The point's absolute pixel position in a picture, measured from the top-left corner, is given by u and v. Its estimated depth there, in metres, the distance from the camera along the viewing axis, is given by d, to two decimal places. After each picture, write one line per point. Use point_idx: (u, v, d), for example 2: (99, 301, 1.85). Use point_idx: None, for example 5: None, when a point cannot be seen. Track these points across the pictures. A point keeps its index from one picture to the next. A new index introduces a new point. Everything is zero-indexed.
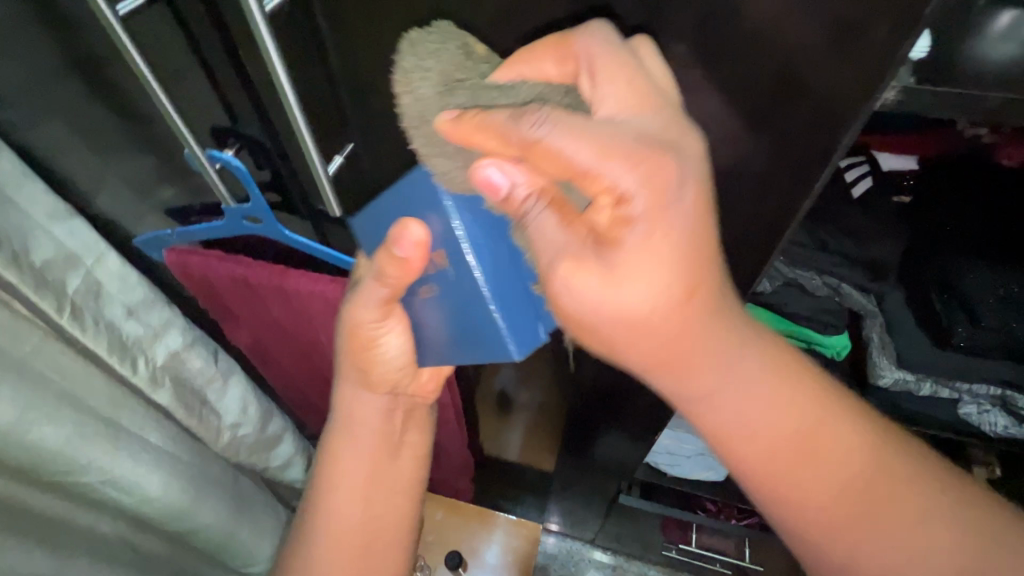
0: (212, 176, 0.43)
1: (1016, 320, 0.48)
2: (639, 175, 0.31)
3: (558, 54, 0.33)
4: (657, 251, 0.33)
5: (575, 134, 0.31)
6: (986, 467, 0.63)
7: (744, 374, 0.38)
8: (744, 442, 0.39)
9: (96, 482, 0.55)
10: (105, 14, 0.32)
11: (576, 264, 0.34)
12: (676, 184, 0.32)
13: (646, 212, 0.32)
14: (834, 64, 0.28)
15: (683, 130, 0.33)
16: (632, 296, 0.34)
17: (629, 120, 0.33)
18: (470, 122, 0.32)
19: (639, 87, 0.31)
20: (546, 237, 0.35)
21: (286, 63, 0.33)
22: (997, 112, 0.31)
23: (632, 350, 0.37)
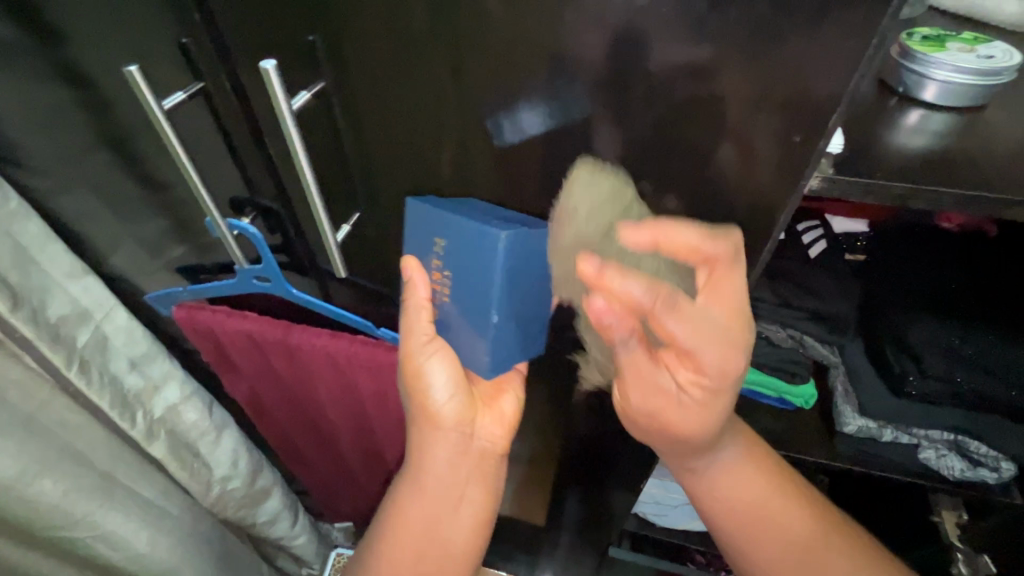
0: (229, 240, 0.47)
1: (960, 372, 0.52)
2: (715, 353, 0.43)
3: (689, 250, 0.38)
4: (706, 395, 0.46)
5: (683, 319, 0.41)
6: (954, 511, 0.66)
7: (736, 476, 0.53)
8: (731, 507, 0.54)
9: (87, 537, 0.55)
10: (151, 106, 0.37)
11: (651, 393, 0.47)
12: (737, 366, 0.44)
13: (718, 374, 0.44)
14: (775, 153, 0.34)
15: (740, 329, 0.43)
16: (685, 419, 0.48)
17: (717, 319, 0.42)
18: (609, 271, 0.39)
19: (733, 301, 0.41)
20: (630, 357, 0.46)
21: (307, 152, 0.38)
22: (903, 198, 0.37)
23: (661, 435, 0.51)
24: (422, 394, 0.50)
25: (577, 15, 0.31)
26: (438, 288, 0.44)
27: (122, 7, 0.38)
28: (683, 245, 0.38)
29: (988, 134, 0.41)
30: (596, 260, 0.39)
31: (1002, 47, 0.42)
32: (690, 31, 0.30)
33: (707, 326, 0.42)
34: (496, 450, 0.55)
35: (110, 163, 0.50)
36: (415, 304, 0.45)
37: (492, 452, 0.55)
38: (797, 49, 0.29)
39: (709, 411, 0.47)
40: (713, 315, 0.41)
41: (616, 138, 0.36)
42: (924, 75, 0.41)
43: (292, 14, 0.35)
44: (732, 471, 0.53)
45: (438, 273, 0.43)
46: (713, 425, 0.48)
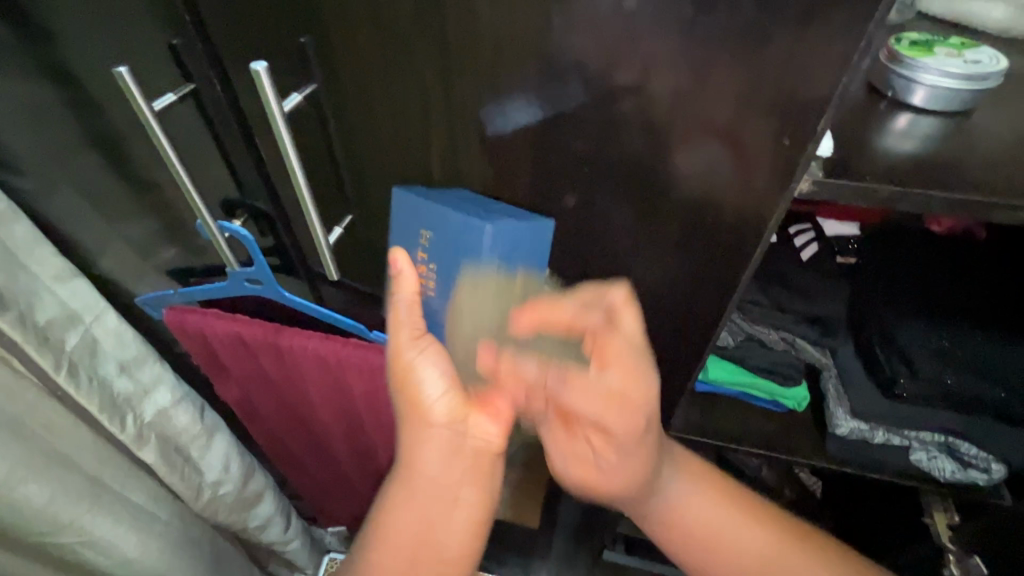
0: (220, 243, 0.47)
1: (949, 373, 0.52)
2: (616, 417, 0.48)
3: (571, 320, 0.44)
4: (626, 453, 0.50)
5: (583, 394, 0.47)
6: (945, 512, 0.65)
7: (681, 491, 0.56)
8: (670, 514, 0.56)
9: (74, 543, 0.54)
10: (141, 108, 0.37)
11: (581, 461, 0.52)
12: (648, 415, 0.49)
13: (628, 432, 0.49)
14: (766, 155, 0.34)
15: (643, 382, 0.47)
16: (614, 476, 0.52)
17: (608, 381, 0.47)
18: (502, 361, 0.45)
19: (628, 355, 0.46)
20: (556, 438, 0.52)
21: (298, 153, 0.38)
22: (891, 200, 0.37)
23: (604, 495, 0.54)
24: (411, 390, 0.48)
25: (567, 18, 0.31)
26: (428, 276, 0.43)
27: (112, 9, 0.38)
28: (563, 320, 0.44)
29: (975, 138, 0.41)
30: (492, 348, 0.45)
31: (990, 52, 0.43)
32: (679, 34, 0.30)
33: (601, 390, 0.47)
34: (494, 447, 0.51)
35: (100, 164, 0.50)
36: (404, 297, 0.43)
37: (488, 450, 0.51)
38: (785, 52, 0.29)
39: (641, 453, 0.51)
40: (610, 383, 0.46)
41: (607, 140, 0.36)
42: (913, 79, 0.41)
43: (282, 14, 0.35)
44: (680, 488, 0.56)
45: (424, 266, 0.43)
46: (638, 470, 0.52)
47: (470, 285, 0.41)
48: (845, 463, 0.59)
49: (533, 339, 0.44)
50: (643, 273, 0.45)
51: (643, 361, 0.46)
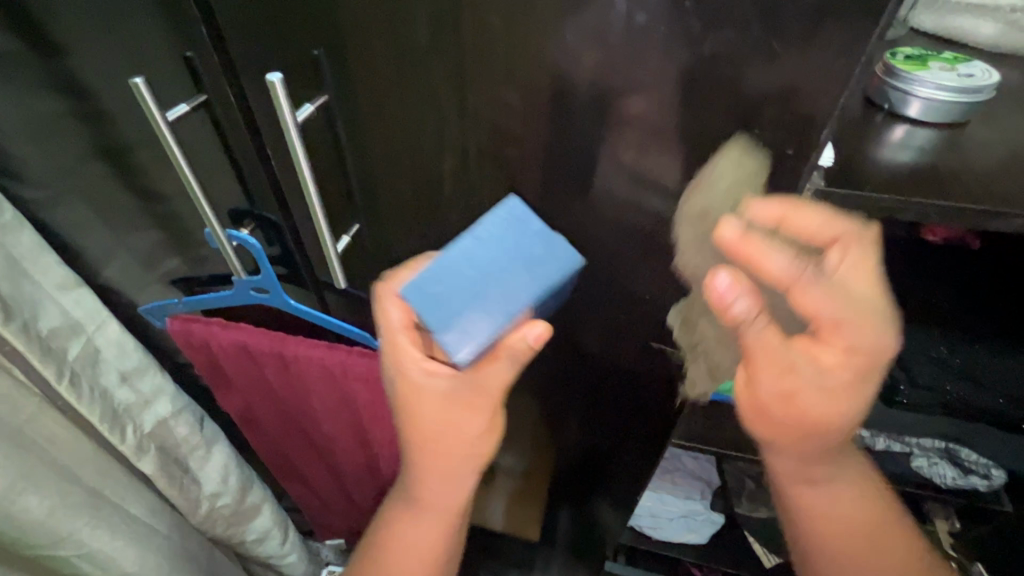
0: (228, 251, 0.47)
1: (947, 379, 0.53)
2: (861, 331, 0.37)
3: (835, 232, 0.37)
4: (855, 381, 0.39)
5: (828, 294, 0.36)
6: (947, 519, 0.68)
7: (842, 472, 0.49)
8: (821, 477, 0.48)
9: (73, 556, 0.54)
10: (155, 117, 0.37)
11: (778, 373, 0.39)
12: (887, 348, 0.38)
13: (869, 347, 0.38)
14: (770, 165, 0.35)
15: (884, 328, 0.38)
16: (819, 407, 0.40)
17: (857, 289, 0.37)
18: (747, 241, 0.34)
19: (864, 272, 0.37)
20: (760, 340, 0.39)
21: (310, 162, 0.38)
22: (892, 210, 0.38)
23: (769, 433, 0.44)
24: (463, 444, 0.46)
25: (578, 33, 0.31)
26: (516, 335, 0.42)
27: (127, 22, 0.38)
28: (806, 229, 0.37)
29: (971, 149, 0.42)
30: (738, 223, 0.35)
31: (982, 66, 0.44)
32: (688, 48, 0.31)
33: (853, 301, 0.37)
34: None
35: (107, 174, 0.50)
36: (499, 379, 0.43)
37: None
38: (790, 65, 0.30)
39: (851, 400, 0.40)
40: (844, 290, 0.37)
41: (615, 151, 0.37)
42: (908, 92, 0.43)
43: (296, 28, 0.36)
44: (846, 479, 0.50)
45: None
46: (855, 407, 0.40)
47: (735, 158, 0.35)
48: None
49: (769, 237, 0.36)
50: (651, 283, 0.45)
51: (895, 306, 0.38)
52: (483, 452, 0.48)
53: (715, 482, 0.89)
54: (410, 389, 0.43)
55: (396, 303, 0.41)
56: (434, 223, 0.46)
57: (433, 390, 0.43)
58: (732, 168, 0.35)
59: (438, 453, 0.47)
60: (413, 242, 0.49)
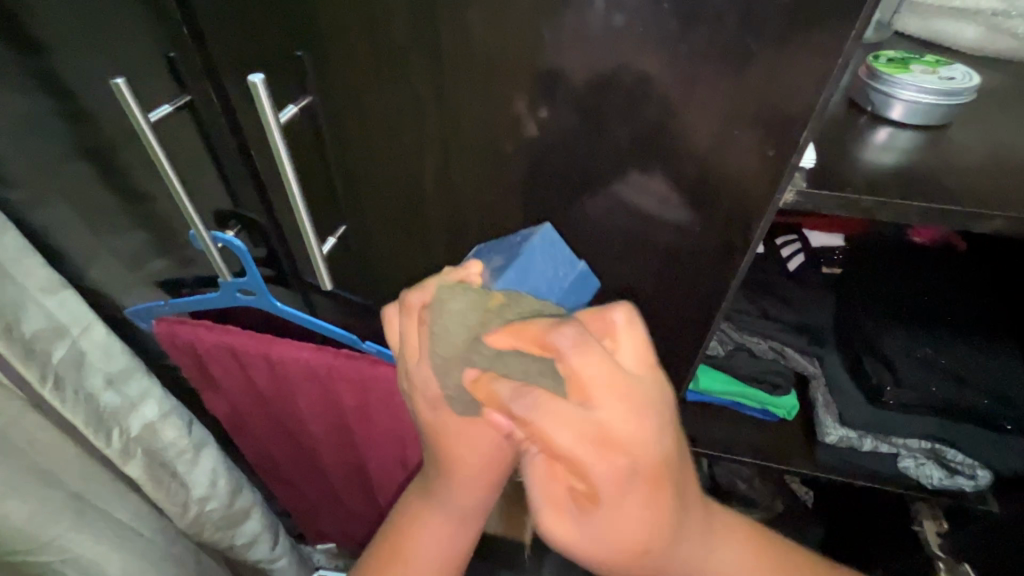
0: (212, 253, 0.47)
1: (934, 382, 0.53)
2: (616, 463, 0.34)
3: (541, 341, 0.35)
4: (614, 508, 0.36)
5: (563, 423, 0.33)
6: (935, 519, 0.66)
7: (697, 552, 0.44)
8: (674, 573, 0.43)
9: (55, 561, 0.53)
10: (136, 117, 0.37)
11: (562, 512, 0.37)
12: (631, 474, 0.34)
13: (615, 479, 0.34)
14: (752, 166, 0.35)
15: (643, 432, 0.34)
16: (617, 539, 0.37)
17: (598, 413, 0.34)
18: (485, 379, 0.35)
19: (613, 381, 0.33)
20: (537, 472, 0.38)
21: (294, 163, 0.38)
22: (872, 211, 0.38)
23: (605, 570, 0.40)
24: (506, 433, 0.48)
25: (558, 34, 0.32)
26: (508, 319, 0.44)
27: (110, 23, 0.38)
28: (533, 337, 0.35)
29: (952, 151, 0.42)
30: (477, 369, 0.37)
31: (963, 69, 0.44)
32: (666, 50, 0.31)
33: (594, 430, 0.33)
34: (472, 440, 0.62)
35: (92, 175, 0.50)
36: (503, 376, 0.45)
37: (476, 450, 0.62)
38: (767, 67, 0.30)
39: (635, 508, 0.36)
40: (582, 408, 0.33)
41: (598, 153, 0.37)
42: (891, 94, 0.43)
43: (278, 29, 0.35)
44: (711, 553, 0.45)
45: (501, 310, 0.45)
46: (636, 533, 0.37)
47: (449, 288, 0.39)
48: (833, 469, 0.59)
49: (513, 371, 0.36)
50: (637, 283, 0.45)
51: (658, 403, 0.35)
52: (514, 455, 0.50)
53: None
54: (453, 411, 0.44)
55: (430, 322, 0.40)
56: (419, 223, 0.46)
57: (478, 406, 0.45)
58: (462, 305, 0.38)
59: (473, 454, 0.48)
60: (399, 243, 0.49)
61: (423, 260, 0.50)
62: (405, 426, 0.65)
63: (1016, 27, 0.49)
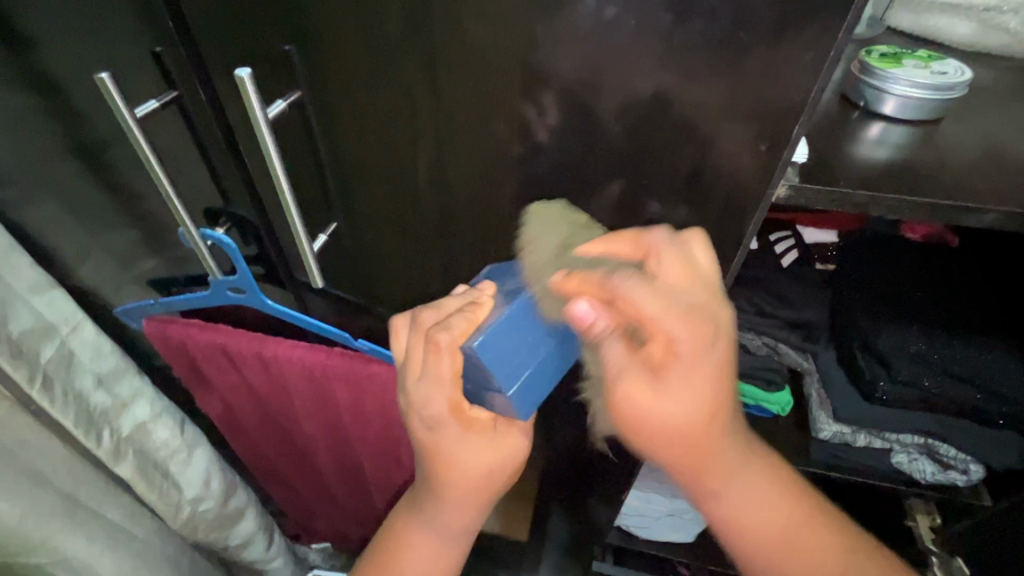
0: (202, 250, 0.46)
1: (927, 377, 0.53)
2: (690, 330, 0.37)
3: (629, 240, 0.38)
4: (689, 365, 0.38)
5: (644, 291, 0.36)
6: (928, 514, 0.66)
7: (733, 469, 0.45)
8: (714, 475, 0.45)
9: (46, 564, 0.52)
10: (123, 112, 0.36)
11: (633, 379, 0.39)
12: (710, 344, 0.38)
13: (690, 349, 0.37)
14: (744, 161, 0.35)
15: (720, 305, 0.38)
16: (678, 410, 0.40)
17: (682, 291, 0.37)
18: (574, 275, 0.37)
19: (692, 275, 0.37)
20: (610, 356, 0.39)
21: (282, 159, 0.37)
22: (865, 206, 0.38)
23: (663, 452, 0.43)
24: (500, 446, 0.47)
25: (549, 27, 0.31)
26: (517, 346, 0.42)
27: (95, 17, 0.37)
28: (626, 239, 0.38)
29: (944, 146, 0.42)
30: (560, 274, 0.37)
31: (956, 64, 0.44)
32: (658, 43, 0.31)
33: (677, 307, 0.36)
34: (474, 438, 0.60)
35: (79, 172, 0.49)
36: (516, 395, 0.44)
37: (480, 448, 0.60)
38: (759, 60, 0.30)
39: (703, 381, 0.39)
40: (664, 280, 0.37)
41: (589, 149, 0.37)
42: (884, 90, 0.43)
43: (266, 23, 0.35)
44: (745, 475, 0.46)
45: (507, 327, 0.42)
46: (705, 397, 0.40)
47: (538, 213, 0.40)
48: (826, 466, 0.60)
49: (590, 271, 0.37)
50: None
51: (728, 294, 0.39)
52: (505, 471, 0.49)
53: None
54: (449, 434, 0.44)
55: (451, 356, 0.38)
56: (410, 220, 0.46)
57: (471, 430, 0.45)
58: (552, 218, 0.39)
59: (465, 471, 0.47)
60: (392, 242, 0.48)
61: (415, 257, 0.49)
62: (400, 425, 0.65)
63: (1007, 22, 0.50)
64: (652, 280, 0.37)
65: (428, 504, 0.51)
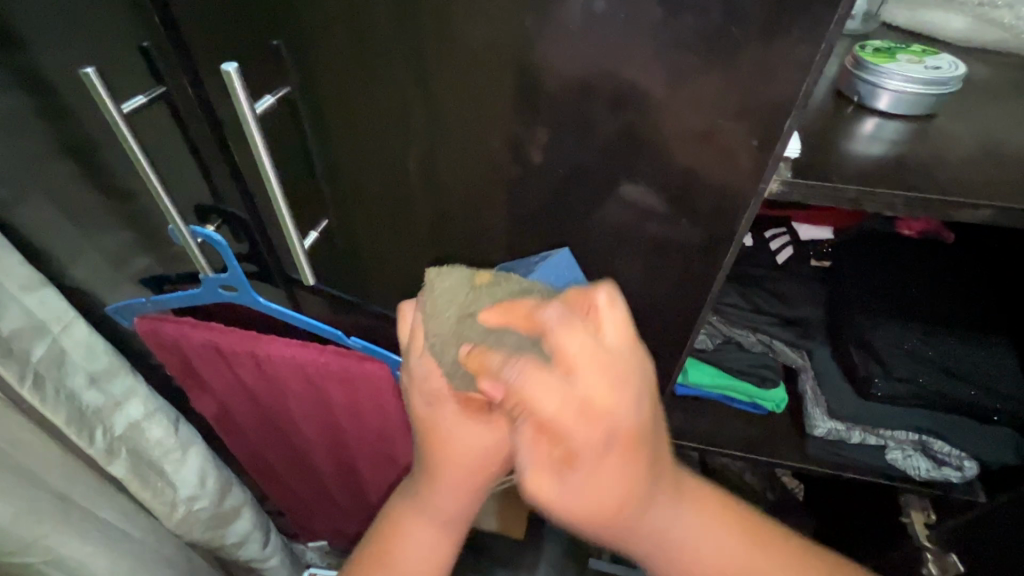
0: (192, 248, 0.46)
1: (923, 373, 0.53)
2: (594, 419, 0.32)
3: (523, 309, 0.35)
4: (596, 458, 0.33)
5: (542, 382, 0.32)
6: (922, 511, 0.66)
7: (655, 524, 0.40)
8: (641, 530, 0.40)
9: (40, 563, 0.52)
10: (110, 108, 0.36)
11: (538, 475, 0.34)
12: (620, 425, 0.33)
13: (596, 439, 0.32)
14: (737, 156, 0.34)
15: (626, 378, 0.33)
16: (598, 498, 0.35)
17: (583, 375, 0.32)
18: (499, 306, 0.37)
19: (599, 357, 0.32)
20: (522, 449, 0.34)
21: (272, 155, 0.37)
22: (858, 201, 0.38)
23: (586, 532, 0.38)
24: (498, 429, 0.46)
25: (538, 21, 0.31)
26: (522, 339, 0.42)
27: (81, 12, 0.37)
28: (520, 312, 0.35)
29: (938, 141, 0.42)
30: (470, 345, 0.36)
31: (949, 59, 0.44)
32: (649, 37, 0.30)
33: (576, 395, 0.32)
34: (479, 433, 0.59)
35: (68, 170, 0.48)
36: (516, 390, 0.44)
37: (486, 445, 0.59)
38: (751, 55, 0.30)
39: (613, 468, 0.34)
40: (569, 363, 0.32)
41: (581, 145, 0.36)
42: (878, 85, 0.43)
43: (255, 18, 0.35)
44: (676, 521, 0.42)
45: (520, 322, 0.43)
46: (619, 481, 0.34)
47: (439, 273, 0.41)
48: (823, 463, 0.60)
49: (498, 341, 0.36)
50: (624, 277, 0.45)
51: (638, 350, 0.34)
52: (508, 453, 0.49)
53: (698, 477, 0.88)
54: (450, 407, 0.44)
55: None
56: (403, 217, 0.45)
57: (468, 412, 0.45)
58: (452, 282, 0.40)
59: (460, 455, 0.47)
60: (385, 240, 0.48)
61: (408, 255, 0.49)
62: (394, 423, 0.64)
63: (1002, 18, 0.49)
64: (545, 358, 0.33)
65: (422, 492, 0.51)
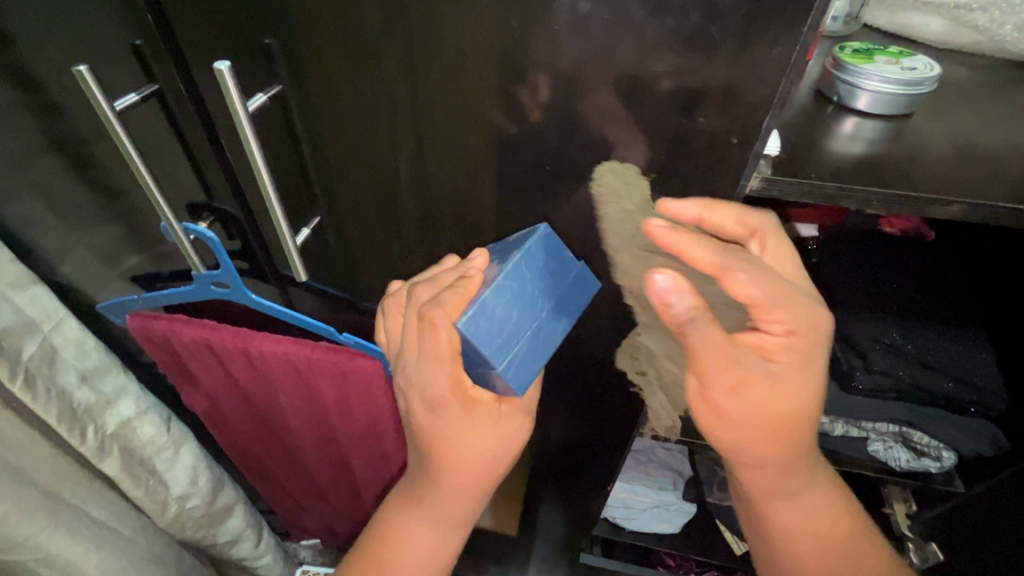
0: (185, 244, 0.46)
1: (901, 366, 0.55)
2: (797, 318, 0.40)
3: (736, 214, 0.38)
4: (798, 359, 0.41)
5: (761, 277, 0.38)
6: (905, 502, 0.69)
7: (796, 477, 0.49)
8: (795, 479, 0.50)
9: (29, 562, 0.52)
10: (100, 105, 0.36)
11: (741, 369, 0.40)
12: (817, 339, 0.41)
13: (799, 343, 0.41)
14: (719, 153, 0.35)
15: (816, 307, 0.41)
16: (779, 400, 0.42)
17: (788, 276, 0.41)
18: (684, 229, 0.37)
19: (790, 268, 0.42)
20: (709, 338, 0.38)
21: (263, 153, 0.37)
22: (836, 198, 0.39)
23: (768, 449, 0.46)
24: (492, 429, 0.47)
25: (524, 23, 0.32)
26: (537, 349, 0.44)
27: (73, 11, 0.37)
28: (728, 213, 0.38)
29: (912, 140, 0.43)
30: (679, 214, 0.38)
31: (925, 60, 0.46)
32: (634, 38, 0.31)
33: (787, 288, 0.39)
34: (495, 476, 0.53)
35: (59, 168, 0.48)
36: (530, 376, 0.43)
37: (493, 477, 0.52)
38: (729, 57, 0.31)
39: (806, 379, 0.43)
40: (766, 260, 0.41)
41: (569, 141, 0.37)
42: (856, 85, 0.44)
43: (245, 15, 0.35)
44: (798, 482, 0.50)
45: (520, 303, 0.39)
46: (801, 389, 0.43)
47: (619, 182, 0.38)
48: None
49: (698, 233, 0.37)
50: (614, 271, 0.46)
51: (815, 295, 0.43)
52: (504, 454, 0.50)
53: (686, 471, 0.92)
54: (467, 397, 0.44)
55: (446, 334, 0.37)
56: (392, 213, 0.46)
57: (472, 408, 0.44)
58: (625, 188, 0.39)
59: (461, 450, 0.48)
60: (377, 240, 0.49)
61: (395, 250, 0.50)
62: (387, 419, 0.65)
63: (977, 20, 0.51)
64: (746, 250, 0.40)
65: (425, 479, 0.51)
